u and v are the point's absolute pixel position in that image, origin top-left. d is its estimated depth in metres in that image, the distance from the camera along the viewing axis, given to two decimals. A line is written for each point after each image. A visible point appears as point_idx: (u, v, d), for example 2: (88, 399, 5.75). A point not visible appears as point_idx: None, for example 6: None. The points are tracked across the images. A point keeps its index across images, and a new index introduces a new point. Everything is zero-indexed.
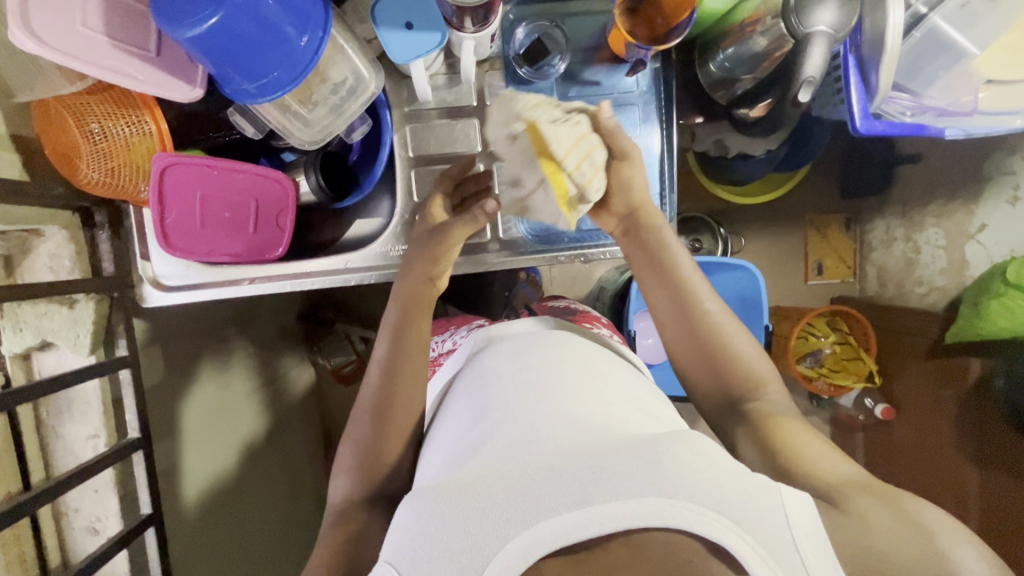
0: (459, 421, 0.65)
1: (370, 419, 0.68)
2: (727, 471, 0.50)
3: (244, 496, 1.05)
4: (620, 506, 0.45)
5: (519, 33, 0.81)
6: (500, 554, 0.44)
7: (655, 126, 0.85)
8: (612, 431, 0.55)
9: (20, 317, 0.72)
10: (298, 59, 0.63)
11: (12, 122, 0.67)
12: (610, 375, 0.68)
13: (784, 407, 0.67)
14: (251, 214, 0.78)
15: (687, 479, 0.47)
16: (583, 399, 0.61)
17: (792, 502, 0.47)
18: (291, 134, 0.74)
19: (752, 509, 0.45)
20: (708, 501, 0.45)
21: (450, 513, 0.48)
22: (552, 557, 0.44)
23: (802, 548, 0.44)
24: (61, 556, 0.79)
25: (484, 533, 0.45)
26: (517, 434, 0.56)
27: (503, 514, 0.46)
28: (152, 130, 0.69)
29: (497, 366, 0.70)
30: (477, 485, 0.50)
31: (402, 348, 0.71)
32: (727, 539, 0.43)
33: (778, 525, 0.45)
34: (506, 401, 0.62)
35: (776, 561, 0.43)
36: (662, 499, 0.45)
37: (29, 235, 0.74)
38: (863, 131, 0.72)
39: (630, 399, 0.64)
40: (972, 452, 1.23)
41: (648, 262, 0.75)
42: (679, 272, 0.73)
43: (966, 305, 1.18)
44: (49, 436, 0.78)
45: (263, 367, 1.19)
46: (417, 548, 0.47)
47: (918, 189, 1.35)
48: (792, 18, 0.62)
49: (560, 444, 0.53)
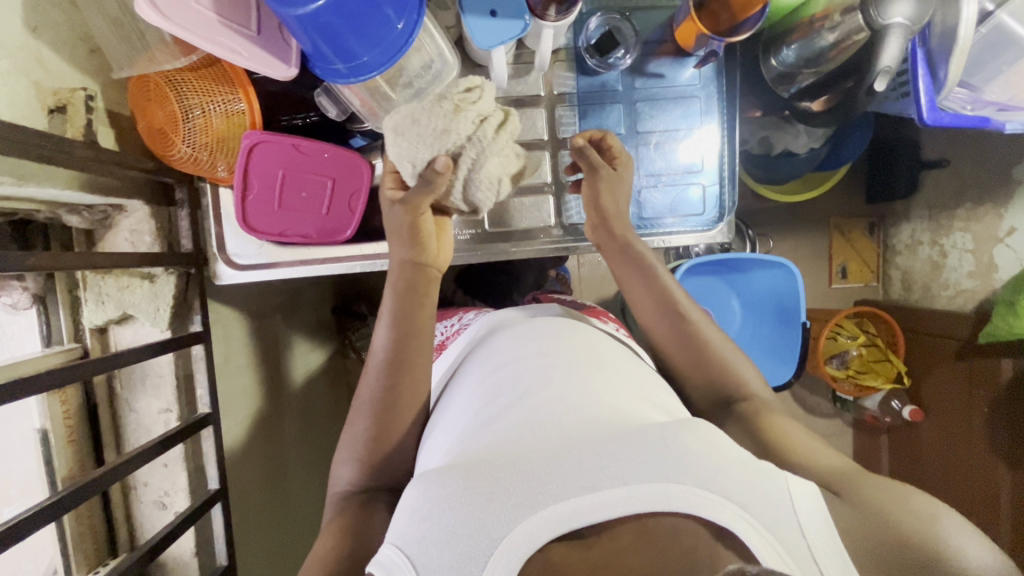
0: (461, 406, 0.65)
1: (370, 415, 0.66)
2: (737, 458, 0.49)
3: (279, 482, 1.06)
4: (631, 492, 0.45)
5: (592, 24, 0.84)
6: (508, 540, 0.43)
7: (715, 119, 0.88)
8: (621, 416, 0.55)
9: (103, 290, 0.74)
10: (393, 42, 0.65)
11: (108, 97, 0.70)
12: (615, 362, 0.68)
13: (774, 406, 0.67)
14: (327, 194, 0.80)
15: (696, 464, 0.46)
16: (590, 386, 0.60)
17: (797, 491, 0.46)
18: (375, 115, 0.77)
19: (762, 494, 0.45)
20: (715, 487, 0.45)
21: (458, 494, 0.47)
22: (557, 543, 0.43)
23: (809, 534, 0.43)
24: (130, 529, 0.80)
25: (491, 516, 0.45)
26: (523, 418, 0.56)
27: (510, 498, 0.45)
28: (243, 108, 0.71)
29: (503, 351, 0.70)
30: (484, 467, 0.49)
31: (405, 335, 0.69)
32: (736, 526, 0.43)
33: (785, 511, 0.44)
34: (511, 386, 0.62)
35: (785, 549, 0.42)
36: (670, 485, 0.45)
37: (112, 210, 0.75)
38: (930, 123, 0.76)
39: (639, 388, 0.64)
40: (1001, 451, 1.24)
41: (629, 274, 0.76)
42: (655, 272, 0.75)
43: (999, 304, 1.17)
44: (122, 409, 0.80)
45: (301, 356, 1.20)
46: (426, 533, 0.45)
47: (945, 194, 1.35)
48: (871, 11, 0.67)
49: (567, 429, 0.53)
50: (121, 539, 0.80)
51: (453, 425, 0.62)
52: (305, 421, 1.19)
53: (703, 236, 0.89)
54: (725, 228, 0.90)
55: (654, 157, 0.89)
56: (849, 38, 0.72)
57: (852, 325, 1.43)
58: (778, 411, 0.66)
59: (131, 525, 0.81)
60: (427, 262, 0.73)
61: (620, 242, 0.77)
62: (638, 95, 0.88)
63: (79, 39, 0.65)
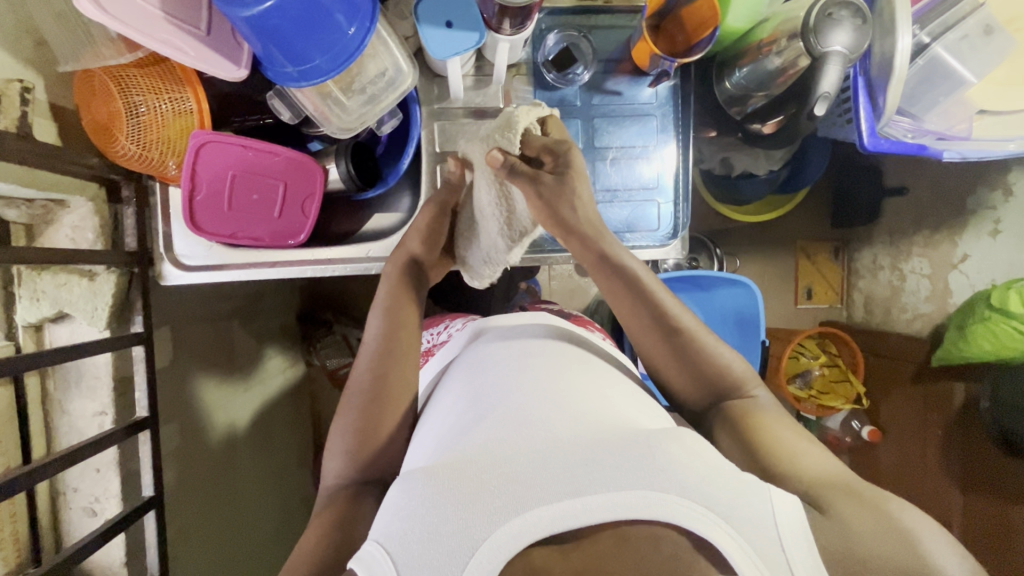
0: (449, 406, 0.66)
1: (354, 408, 0.67)
2: (716, 467, 0.51)
3: (225, 492, 1.03)
4: (611, 498, 0.47)
5: (549, 41, 0.85)
6: (489, 541, 0.46)
7: (671, 137, 0.89)
8: (606, 420, 0.57)
9: (39, 286, 0.71)
10: (344, 47, 0.65)
11: (51, 90, 0.68)
12: (605, 371, 0.71)
13: (767, 404, 0.67)
14: (279, 197, 0.79)
15: (681, 475, 0.49)
16: (576, 389, 0.63)
17: (780, 503, 0.48)
18: (328, 121, 0.77)
19: (743, 504, 0.47)
20: (698, 497, 0.47)
21: (441, 495, 0.49)
22: (539, 546, 0.46)
23: (789, 549, 0.45)
24: (56, 538, 0.77)
25: (474, 518, 0.47)
26: (508, 418, 0.58)
27: (495, 500, 0.48)
28: (193, 108, 0.71)
29: (494, 354, 0.72)
30: (468, 470, 0.51)
31: (395, 327, 0.71)
32: (715, 535, 0.45)
33: (765, 523, 0.46)
34: (500, 388, 0.64)
35: (761, 558, 0.45)
36: (653, 493, 0.47)
37: (52, 205, 0.73)
38: (869, 149, 0.77)
39: (622, 393, 0.66)
40: (956, 474, 1.25)
41: (614, 291, 0.72)
42: (650, 292, 0.71)
43: (952, 328, 1.21)
44: (54, 411, 0.77)
45: (255, 362, 1.18)
46: (406, 531, 0.48)
47: (906, 220, 1.39)
48: (810, 38, 0.69)
49: (553, 428, 0.56)
50: (46, 546, 0.76)
51: (439, 426, 0.65)
52: (255, 431, 1.15)
53: (659, 252, 0.90)
54: (679, 244, 0.91)
55: (611, 172, 0.89)
56: (794, 64, 0.75)
57: (813, 345, 1.45)
58: (767, 408, 0.66)
59: (58, 533, 0.78)
60: (424, 266, 0.78)
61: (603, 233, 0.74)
62: (597, 111, 0.89)
63: (23, 32, 0.65)
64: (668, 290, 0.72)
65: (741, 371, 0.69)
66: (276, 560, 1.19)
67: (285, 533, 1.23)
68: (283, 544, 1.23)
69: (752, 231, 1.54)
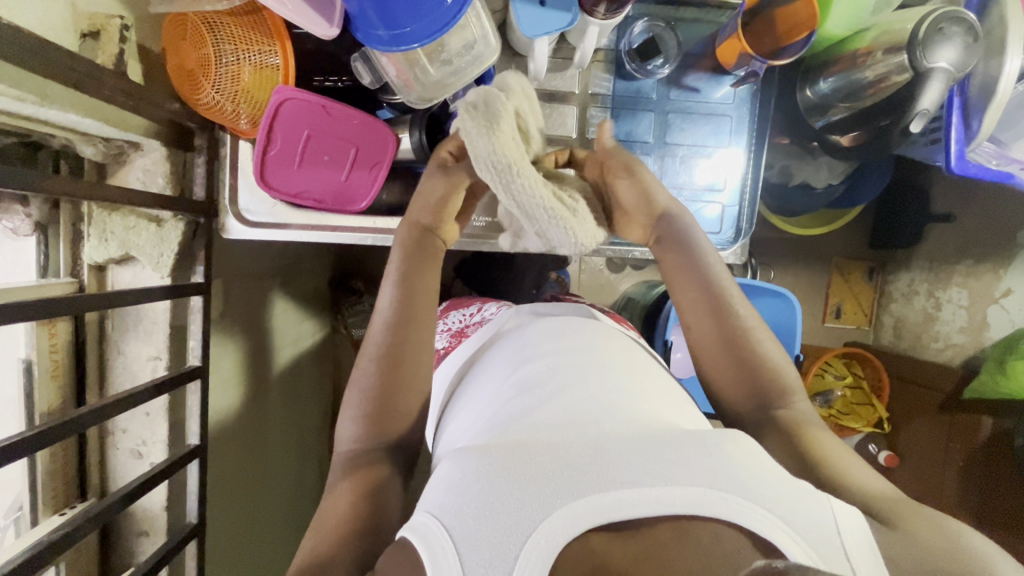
0: (494, 393, 0.66)
1: (379, 372, 0.67)
2: (777, 473, 0.50)
3: (256, 446, 1.04)
4: (670, 492, 0.46)
5: (637, 28, 0.83)
6: (547, 523, 0.44)
7: (744, 139, 0.88)
8: (655, 422, 0.57)
9: (109, 227, 0.71)
10: (439, 16, 0.64)
11: (141, 31, 0.68)
12: (645, 367, 0.70)
13: (814, 416, 0.66)
14: (349, 159, 0.78)
15: (740, 475, 0.48)
16: (624, 390, 0.62)
17: (841, 513, 0.46)
18: (409, 89, 0.76)
19: (804, 511, 0.45)
20: (758, 499, 0.46)
21: (499, 474, 0.48)
22: (596, 532, 0.44)
23: (853, 558, 0.43)
24: (103, 475, 0.78)
25: (531, 500, 0.46)
26: (558, 414, 0.57)
27: (550, 482, 0.47)
28: (277, 63, 0.71)
29: (536, 343, 0.72)
30: (523, 452, 0.50)
31: (411, 295, 0.71)
32: (776, 535, 0.44)
33: (828, 529, 0.45)
34: (548, 379, 0.64)
35: (822, 559, 0.43)
36: (711, 490, 0.46)
37: (127, 147, 0.73)
38: (956, 170, 0.74)
39: (666, 394, 0.65)
40: (972, 507, 1.25)
41: (681, 273, 0.73)
42: (722, 291, 0.72)
43: (989, 362, 1.19)
44: (110, 351, 0.77)
45: (290, 323, 1.18)
46: (463, 505, 0.47)
47: (948, 248, 1.35)
48: (917, 52, 0.67)
49: (603, 426, 0.55)
50: (93, 482, 0.77)
51: (485, 411, 0.64)
52: (284, 391, 1.16)
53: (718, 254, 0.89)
54: (739, 249, 0.90)
55: (679, 170, 0.88)
56: (890, 77, 0.74)
57: (840, 364, 1.44)
58: (815, 419, 0.65)
59: (104, 473, 0.79)
60: (439, 232, 0.75)
61: (678, 239, 0.74)
62: (672, 106, 0.87)
63: None
64: (730, 285, 0.73)
65: (792, 383, 0.68)
66: (291, 521, 1.21)
67: (302, 493, 1.25)
68: (300, 506, 1.25)
69: (789, 243, 1.53)
